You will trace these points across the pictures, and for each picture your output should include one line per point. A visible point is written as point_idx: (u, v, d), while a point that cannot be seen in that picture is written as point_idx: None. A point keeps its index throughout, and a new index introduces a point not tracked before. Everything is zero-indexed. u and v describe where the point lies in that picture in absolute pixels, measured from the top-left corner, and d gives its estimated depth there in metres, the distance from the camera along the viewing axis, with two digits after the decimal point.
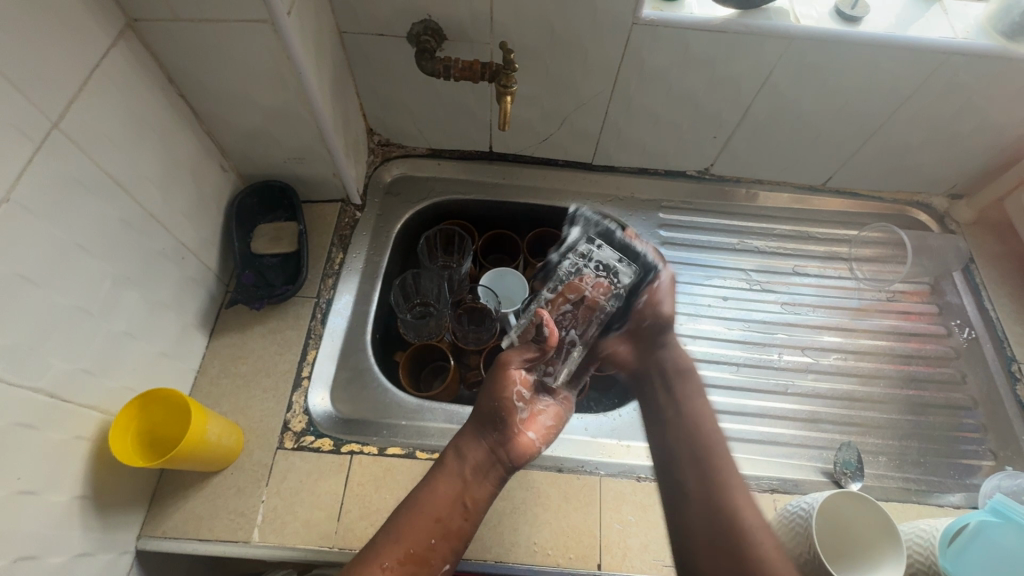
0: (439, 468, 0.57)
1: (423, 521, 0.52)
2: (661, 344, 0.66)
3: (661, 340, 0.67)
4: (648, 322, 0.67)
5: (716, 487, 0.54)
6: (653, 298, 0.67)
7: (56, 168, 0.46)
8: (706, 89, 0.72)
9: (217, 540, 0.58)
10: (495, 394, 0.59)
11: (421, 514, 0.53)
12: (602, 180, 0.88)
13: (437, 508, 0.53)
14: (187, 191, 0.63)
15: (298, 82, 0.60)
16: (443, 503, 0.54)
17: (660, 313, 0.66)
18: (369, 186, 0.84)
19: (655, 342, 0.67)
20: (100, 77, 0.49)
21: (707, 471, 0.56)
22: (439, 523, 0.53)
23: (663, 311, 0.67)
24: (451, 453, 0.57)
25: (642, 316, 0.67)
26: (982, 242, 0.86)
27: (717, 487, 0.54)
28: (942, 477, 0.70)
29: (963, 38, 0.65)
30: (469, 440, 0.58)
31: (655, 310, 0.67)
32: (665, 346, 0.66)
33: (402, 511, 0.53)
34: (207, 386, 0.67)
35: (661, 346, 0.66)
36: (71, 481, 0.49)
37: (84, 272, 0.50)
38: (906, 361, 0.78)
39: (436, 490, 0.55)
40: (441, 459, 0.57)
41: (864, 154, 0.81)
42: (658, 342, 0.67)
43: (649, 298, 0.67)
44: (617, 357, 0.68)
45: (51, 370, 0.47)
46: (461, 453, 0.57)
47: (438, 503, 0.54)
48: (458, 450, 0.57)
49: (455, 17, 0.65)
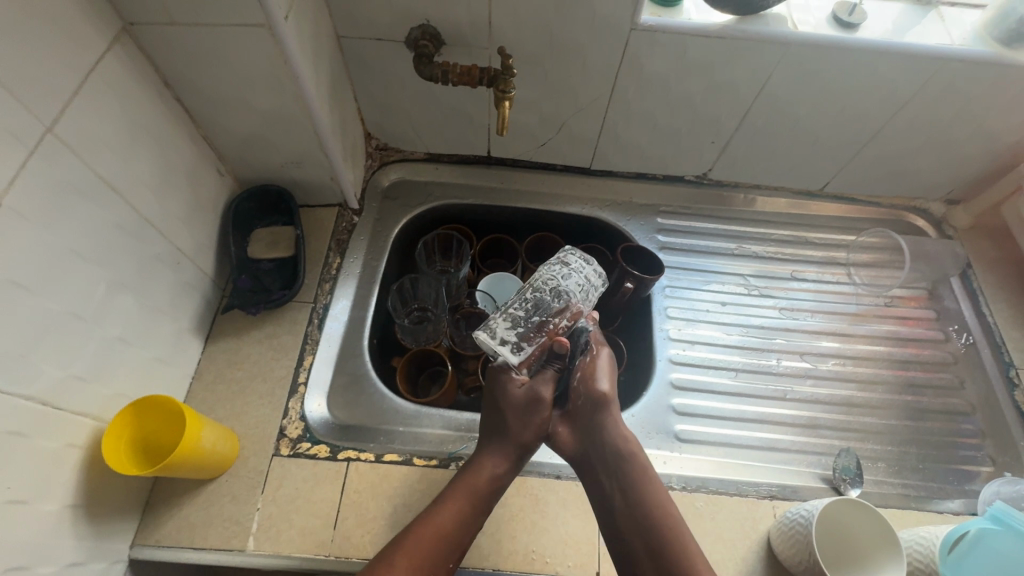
0: (453, 490, 0.56)
1: (443, 544, 0.53)
2: (600, 423, 0.61)
3: (598, 420, 0.62)
4: (583, 402, 0.63)
5: (655, 534, 0.54)
6: (588, 374, 0.63)
7: (50, 173, 0.45)
8: (703, 95, 0.72)
9: (211, 549, 0.57)
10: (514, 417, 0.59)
11: (444, 540, 0.53)
12: (600, 185, 0.87)
13: (459, 533, 0.54)
14: (183, 195, 0.63)
15: (295, 87, 0.60)
16: (464, 527, 0.54)
17: (595, 391, 0.63)
18: (367, 191, 0.84)
19: (594, 424, 0.62)
20: (95, 81, 0.49)
21: (647, 519, 0.55)
22: (457, 547, 0.53)
23: (598, 389, 0.63)
24: (480, 475, 0.57)
25: (575, 397, 0.63)
26: (979, 247, 0.86)
27: (662, 535, 0.54)
28: (941, 483, 0.70)
29: (959, 44, 0.65)
30: (496, 463, 0.58)
31: (589, 388, 0.63)
32: (603, 425, 0.61)
33: (426, 531, 0.53)
34: (202, 392, 0.66)
35: (599, 425, 0.61)
36: (62, 489, 0.48)
37: (78, 277, 0.49)
38: (904, 367, 0.78)
39: (453, 511, 0.54)
40: (467, 478, 0.57)
41: (861, 159, 0.81)
42: (594, 424, 0.62)
43: (582, 374, 0.63)
44: (558, 440, 0.62)
45: (44, 377, 0.47)
46: (490, 476, 0.57)
47: (460, 528, 0.54)
48: (485, 471, 0.57)
49: (453, 22, 0.65)
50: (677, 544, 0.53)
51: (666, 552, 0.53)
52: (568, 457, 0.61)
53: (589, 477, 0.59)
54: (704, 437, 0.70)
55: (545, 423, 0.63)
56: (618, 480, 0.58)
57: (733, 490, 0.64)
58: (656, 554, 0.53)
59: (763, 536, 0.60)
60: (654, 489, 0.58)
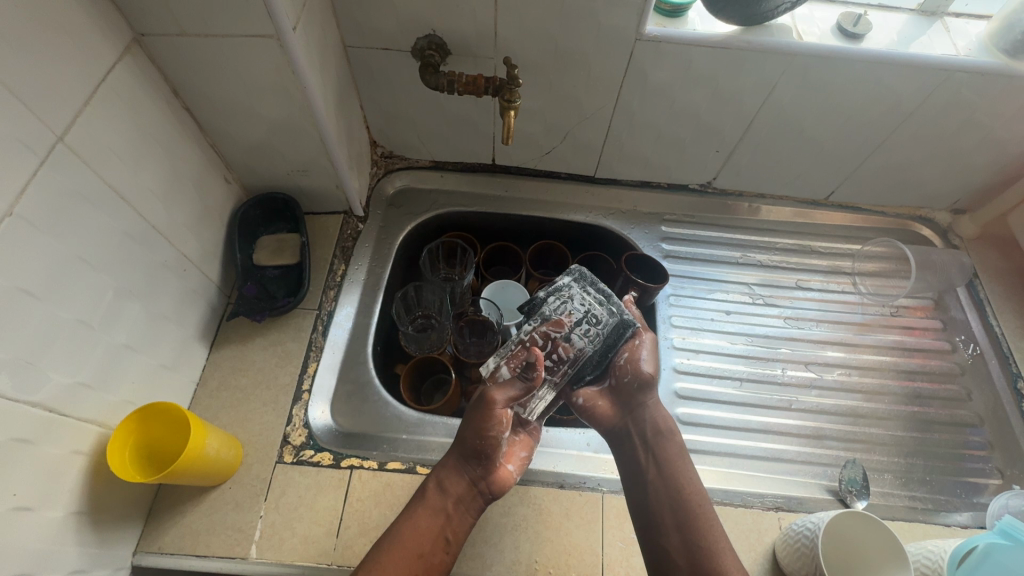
0: (417, 500, 0.56)
1: (403, 555, 0.51)
2: (640, 403, 0.64)
3: (638, 400, 0.64)
4: (629, 380, 0.64)
5: (683, 506, 0.57)
6: (633, 354, 0.64)
7: (58, 182, 0.46)
8: (709, 105, 0.72)
9: (214, 556, 0.57)
10: (472, 428, 0.57)
11: (407, 555, 0.52)
12: (604, 193, 0.88)
13: (425, 546, 0.53)
14: (190, 202, 0.63)
15: (303, 97, 0.61)
16: (429, 542, 0.53)
17: (641, 372, 0.63)
18: (372, 198, 0.85)
19: (633, 402, 0.64)
20: (106, 91, 0.50)
21: (675, 492, 0.58)
22: (422, 559, 0.52)
23: (643, 370, 0.64)
24: (431, 486, 0.56)
25: (620, 374, 0.64)
26: (985, 257, 0.85)
27: (688, 510, 0.57)
28: (948, 495, 0.69)
29: (965, 55, 0.65)
30: (447, 471, 0.57)
31: (636, 367, 0.64)
32: (645, 405, 0.64)
33: (387, 544, 0.52)
34: (207, 399, 0.66)
35: (641, 406, 0.64)
36: (67, 496, 0.49)
37: (85, 285, 0.50)
38: (911, 377, 0.78)
39: (416, 522, 0.54)
40: (419, 491, 0.57)
41: (866, 169, 0.81)
42: (635, 402, 0.64)
43: (629, 355, 0.64)
44: (597, 411, 0.64)
45: (50, 384, 0.47)
46: (441, 485, 0.56)
47: (423, 542, 0.53)
48: (437, 482, 0.57)
49: (459, 32, 0.66)
50: (700, 519, 0.56)
51: (690, 525, 0.56)
52: (606, 427, 0.64)
53: (626, 449, 0.62)
54: (710, 448, 0.70)
55: (586, 397, 0.65)
56: (652, 453, 0.61)
57: (738, 501, 0.64)
58: (682, 526, 0.56)
59: (768, 547, 0.60)
60: (685, 467, 0.60)
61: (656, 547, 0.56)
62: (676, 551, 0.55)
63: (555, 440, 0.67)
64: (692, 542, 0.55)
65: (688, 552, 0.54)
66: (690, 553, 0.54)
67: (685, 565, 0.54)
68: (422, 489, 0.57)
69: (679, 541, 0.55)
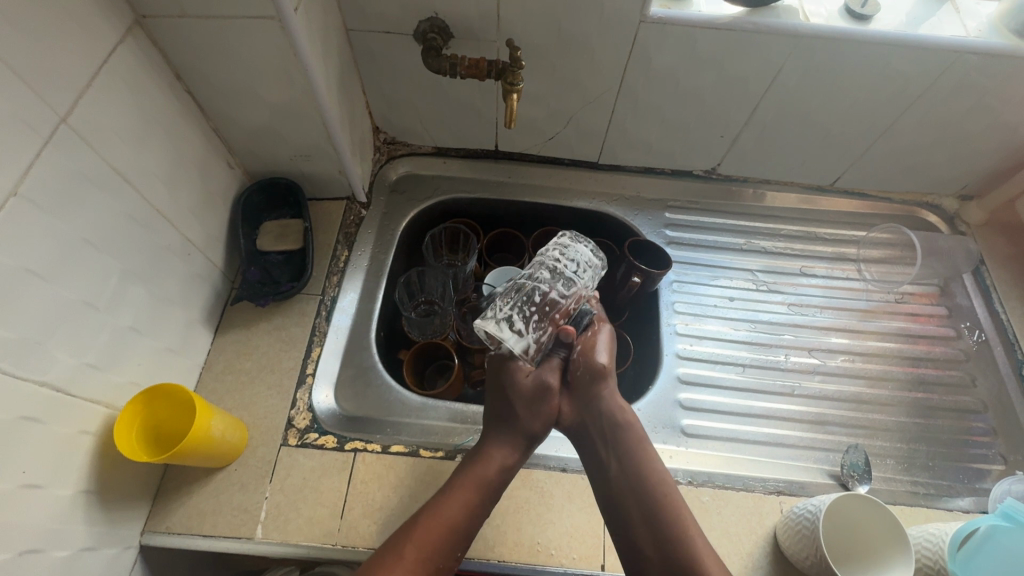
0: (455, 475, 0.58)
1: (435, 527, 0.53)
2: (597, 394, 0.64)
3: (594, 391, 0.64)
4: (583, 373, 0.65)
5: (648, 498, 0.57)
6: (586, 348, 0.66)
7: (62, 165, 0.46)
8: (713, 88, 0.71)
9: (221, 536, 0.58)
10: (507, 396, 0.61)
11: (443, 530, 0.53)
12: (608, 179, 0.87)
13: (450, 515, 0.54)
14: (193, 186, 0.63)
15: (305, 81, 0.61)
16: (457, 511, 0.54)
17: (594, 363, 0.65)
18: (375, 185, 0.84)
19: (590, 394, 0.64)
20: (108, 72, 0.50)
21: (639, 484, 0.58)
22: (454, 529, 0.54)
23: (597, 362, 0.65)
24: (472, 458, 0.59)
25: (574, 368, 0.66)
26: (992, 244, 0.85)
27: (655, 502, 0.57)
28: (951, 480, 0.69)
29: (975, 36, 0.64)
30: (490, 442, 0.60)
31: (589, 360, 0.65)
32: (601, 398, 0.64)
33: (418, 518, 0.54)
34: (213, 382, 0.67)
35: (597, 399, 0.64)
36: (75, 474, 0.49)
37: (90, 265, 0.50)
38: (915, 363, 0.78)
39: (451, 495, 0.55)
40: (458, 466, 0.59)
41: (872, 154, 0.81)
42: (591, 395, 0.64)
43: (583, 348, 0.66)
44: (557, 416, 0.64)
45: (57, 364, 0.47)
46: (481, 456, 0.58)
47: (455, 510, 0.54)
48: (477, 453, 0.59)
49: (461, 14, 0.65)
50: (666, 509, 0.57)
51: (658, 516, 0.56)
52: (565, 426, 0.64)
53: (588, 447, 0.62)
54: (712, 433, 0.70)
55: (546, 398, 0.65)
56: (613, 449, 0.61)
57: (740, 485, 0.64)
58: (649, 518, 0.56)
59: (769, 530, 0.60)
60: (649, 456, 0.61)
61: (626, 541, 0.56)
62: (644, 542, 0.55)
63: (553, 425, 0.68)
64: (660, 534, 0.55)
65: (657, 542, 0.55)
66: (658, 545, 0.55)
67: (655, 556, 0.54)
68: (460, 464, 0.59)
69: (647, 533, 0.55)
